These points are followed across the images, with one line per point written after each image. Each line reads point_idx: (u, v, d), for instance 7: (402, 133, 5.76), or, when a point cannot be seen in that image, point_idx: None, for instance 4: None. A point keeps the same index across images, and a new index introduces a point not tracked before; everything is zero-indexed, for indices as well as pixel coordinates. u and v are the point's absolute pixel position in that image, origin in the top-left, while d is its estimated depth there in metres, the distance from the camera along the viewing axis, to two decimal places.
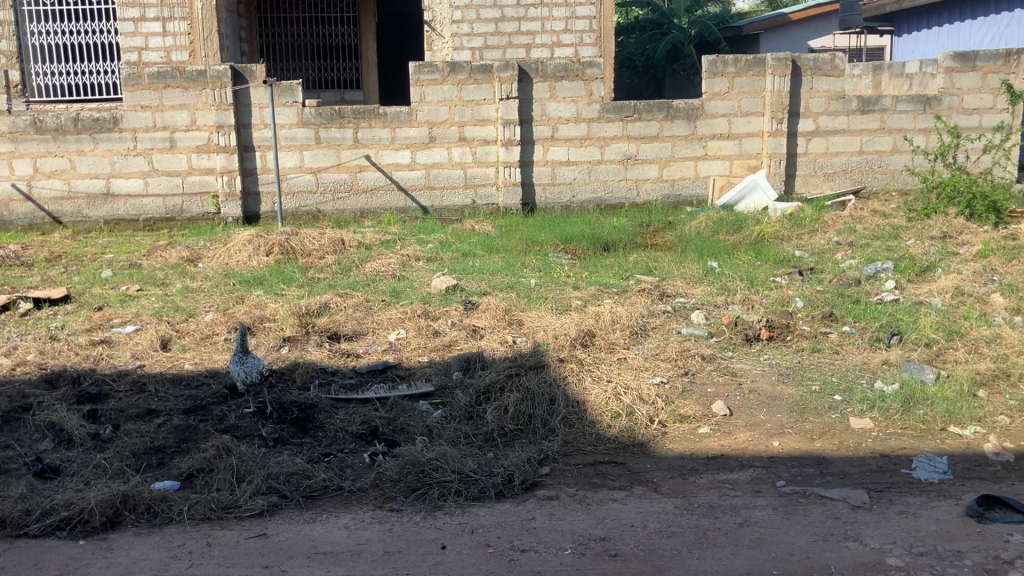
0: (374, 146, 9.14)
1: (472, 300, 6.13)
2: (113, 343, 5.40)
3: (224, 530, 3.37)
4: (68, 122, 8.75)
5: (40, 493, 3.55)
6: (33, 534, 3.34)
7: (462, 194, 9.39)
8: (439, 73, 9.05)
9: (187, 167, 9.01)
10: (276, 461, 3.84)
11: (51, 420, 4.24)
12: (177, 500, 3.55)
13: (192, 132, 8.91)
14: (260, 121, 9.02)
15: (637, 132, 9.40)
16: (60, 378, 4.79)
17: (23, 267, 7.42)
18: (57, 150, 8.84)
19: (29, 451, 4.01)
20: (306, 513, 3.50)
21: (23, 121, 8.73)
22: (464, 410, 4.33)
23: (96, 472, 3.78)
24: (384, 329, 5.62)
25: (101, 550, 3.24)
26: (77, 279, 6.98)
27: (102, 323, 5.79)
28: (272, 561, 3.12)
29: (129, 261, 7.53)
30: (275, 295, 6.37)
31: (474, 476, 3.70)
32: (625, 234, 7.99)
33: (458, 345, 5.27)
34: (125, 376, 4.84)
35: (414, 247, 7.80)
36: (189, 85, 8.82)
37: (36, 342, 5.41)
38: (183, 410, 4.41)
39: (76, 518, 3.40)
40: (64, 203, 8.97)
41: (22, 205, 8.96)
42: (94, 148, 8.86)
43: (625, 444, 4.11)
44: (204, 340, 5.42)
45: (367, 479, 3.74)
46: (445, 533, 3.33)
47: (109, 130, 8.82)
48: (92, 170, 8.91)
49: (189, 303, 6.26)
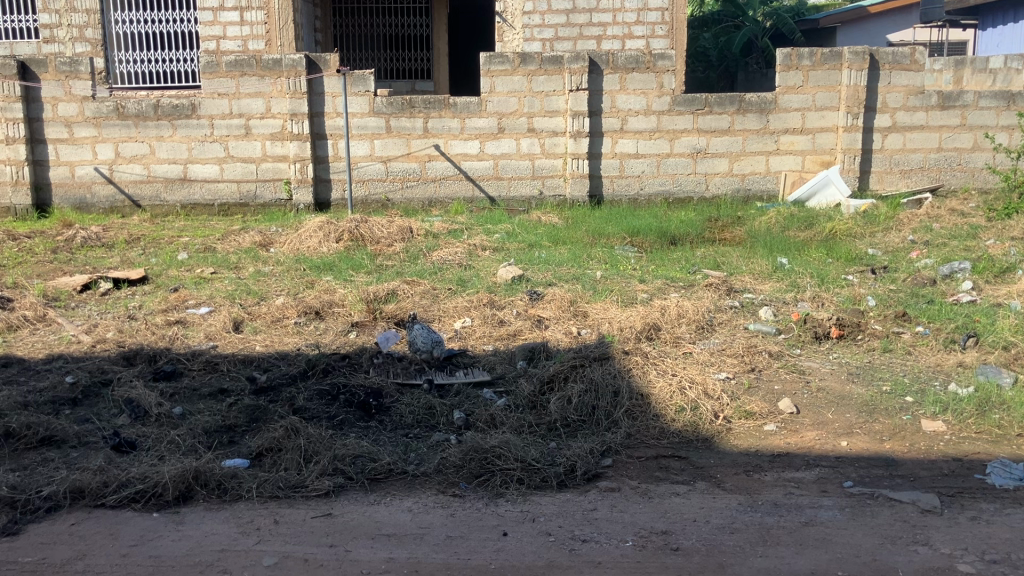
0: (444, 135, 9.21)
1: (537, 291, 6.14)
2: (188, 324, 5.56)
3: (291, 509, 3.45)
4: (149, 108, 9.02)
5: (117, 466, 3.69)
6: (110, 505, 3.47)
7: (529, 185, 9.39)
8: (509, 63, 9.06)
9: (261, 154, 9.18)
10: (342, 443, 3.92)
11: (129, 396, 4.39)
12: (247, 478, 3.65)
13: (267, 119, 9.09)
14: (333, 109, 9.16)
15: (708, 125, 9.29)
16: (137, 355, 4.93)
17: (104, 248, 7.67)
18: (138, 135, 9.11)
19: (106, 425, 4.15)
20: (371, 495, 3.56)
21: (106, 107, 9.03)
22: (527, 400, 4.36)
23: (169, 447, 3.90)
24: (450, 317, 5.67)
25: (173, 523, 3.34)
26: (155, 261, 7.18)
27: (178, 303, 5.95)
28: (337, 540, 3.18)
29: (204, 245, 7.71)
30: (344, 281, 6.48)
31: (536, 465, 3.73)
32: (693, 228, 7.90)
33: (523, 335, 5.30)
34: (199, 355, 4.98)
35: (480, 237, 7.85)
36: (265, 73, 8.99)
37: (115, 321, 5.61)
38: (253, 390, 4.53)
39: (150, 491, 3.52)
40: (142, 187, 9.24)
41: (103, 187, 9.25)
42: (173, 134, 9.11)
43: (689, 439, 4.08)
44: (275, 323, 5.55)
45: (432, 464, 3.79)
46: (507, 520, 3.35)
47: (188, 116, 9.07)
48: (171, 155, 9.16)
49: (260, 287, 6.39)
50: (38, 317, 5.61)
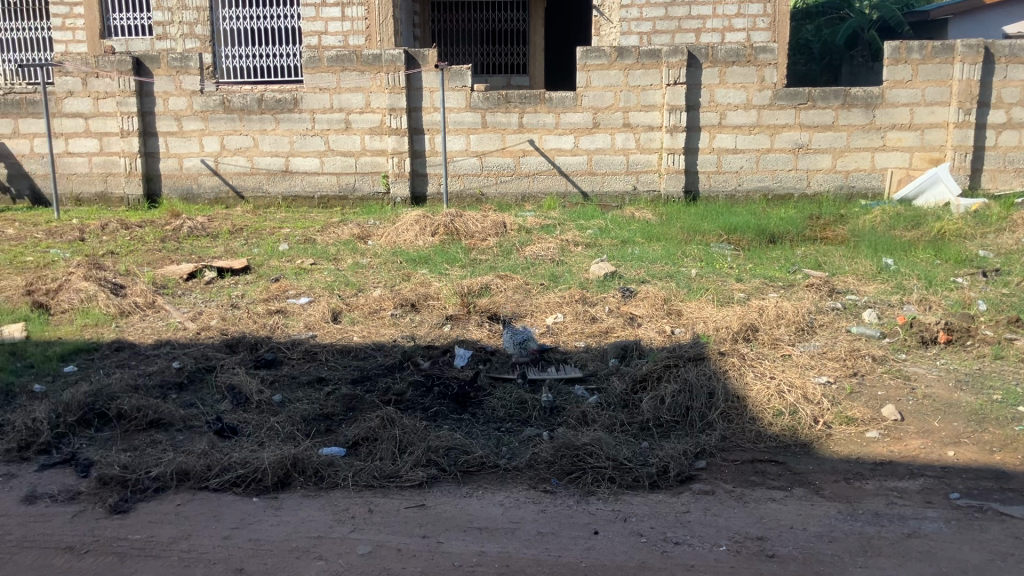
0: (539, 130, 9.20)
1: (631, 288, 6.09)
2: (289, 313, 5.70)
3: (385, 498, 3.50)
4: (253, 102, 9.28)
5: (220, 450, 3.82)
6: (213, 488, 3.59)
7: (623, 180, 9.32)
8: (606, 58, 9.02)
9: (360, 148, 9.35)
10: (435, 435, 3.97)
11: (231, 382, 4.54)
12: (343, 466, 3.72)
13: (366, 114, 9.25)
14: (430, 105, 9.25)
15: (811, 120, 9.04)
16: (239, 343, 5.09)
17: (209, 238, 7.94)
18: (242, 129, 9.38)
19: (210, 410, 4.30)
20: (463, 488, 3.59)
21: (213, 101, 9.32)
22: (620, 399, 4.33)
23: (269, 433, 4.01)
24: (543, 313, 5.66)
25: (272, 507, 3.43)
26: (257, 251, 7.40)
27: (279, 293, 6.11)
28: (430, 532, 3.22)
29: (304, 237, 7.90)
30: (438, 274, 6.54)
31: (629, 464, 3.69)
32: (793, 226, 7.71)
33: (616, 332, 5.26)
34: (299, 345, 5.10)
35: (574, 233, 7.82)
36: (365, 68, 9.14)
37: (220, 309, 5.79)
38: (350, 380, 4.62)
39: (251, 475, 3.63)
40: (246, 179, 9.52)
41: (210, 179, 9.58)
42: (276, 128, 9.36)
43: (786, 443, 3.98)
44: (372, 315, 5.65)
45: (523, 459, 3.79)
46: (599, 519, 3.33)
47: (291, 110, 9.30)
48: (274, 148, 9.41)
49: (358, 278, 6.51)
50: (148, 303, 5.84)
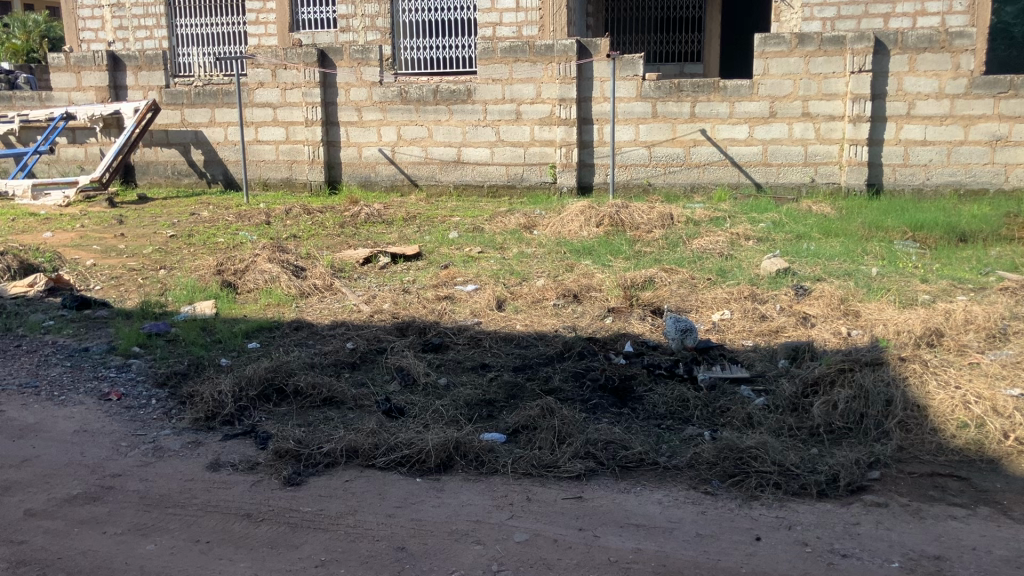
0: (711, 120, 8.99)
1: (804, 286, 5.85)
2: (456, 300, 5.84)
3: (543, 487, 3.53)
4: (429, 93, 9.56)
5: (387, 430, 3.97)
6: (379, 466, 3.73)
7: (800, 172, 8.94)
8: (785, 45, 8.70)
9: (530, 138, 9.45)
10: (595, 428, 3.95)
11: (400, 364, 4.69)
12: (503, 453, 3.78)
13: (537, 104, 9.33)
14: (601, 94, 9.19)
15: (1011, 110, 8.38)
16: (408, 327, 5.25)
17: (383, 225, 8.25)
18: (418, 119, 9.70)
19: (379, 390, 4.46)
20: (622, 483, 3.56)
21: (391, 92, 9.69)
22: (788, 401, 4.16)
23: (434, 416, 4.12)
24: (709, 308, 5.53)
25: (434, 489, 3.53)
26: (428, 239, 7.61)
27: (447, 280, 6.27)
28: (586, 524, 3.21)
29: (472, 225, 8.06)
30: (603, 266, 6.51)
31: (795, 470, 3.55)
32: (987, 224, 7.17)
33: (786, 331, 5.06)
34: (464, 331, 5.21)
35: (744, 226, 7.58)
36: (537, 59, 9.23)
37: (391, 293, 6.01)
38: (513, 368, 4.68)
39: (415, 457, 3.74)
40: (420, 168, 9.82)
41: (387, 167, 9.93)
42: (450, 118, 9.60)
43: (971, 458, 3.71)
44: (536, 304, 5.70)
45: (684, 458, 3.72)
46: (761, 524, 3.22)
47: (464, 101, 9.51)
48: (447, 138, 9.67)
49: (523, 268, 6.58)
50: (325, 286, 6.13)
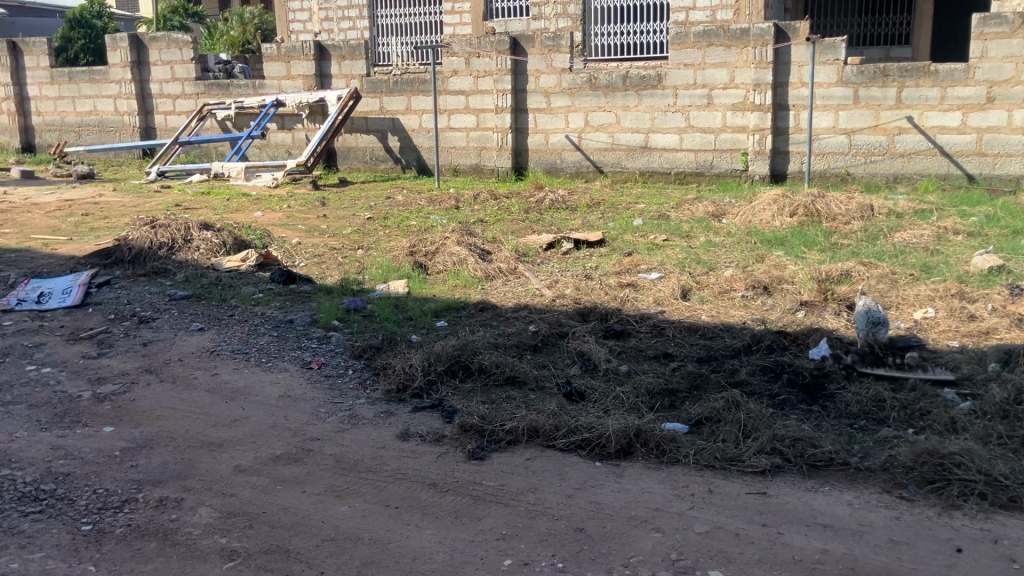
0: (919, 106, 8.61)
1: (1020, 285, 5.41)
2: (639, 287, 5.81)
3: (726, 481, 3.46)
4: (618, 79, 9.73)
5: (568, 413, 4.03)
6: (560, 447, 3.79)
7: (1019, 163, 8.38)
8: (1008, 25, 8.19)
9: (721, 125, 9.43)
10: (783, 424, 3.83)
11: (582, 348, 4.73)
12: (685, 443, 3.74)
13: (730, 89, 9.30)
14: (798, 79, 9.06)
15: None
16: (591, 313, 5.28)
17: (568, 210, 8.32)
18: (606, 104, 9.87)
19: (561, 373, 4.52)
20: (809, 481, 3.44)
21: (580, 78, 9.92)
22: (998, 408, 3.87)
23: (615, 402, 4.13)
24: (911, 306, 5.22)
25: (614, 474, 3.57)
26: (613, 225, 7.60)
27: (631, 267, 6.24)
28: (770, 521, 3.14)
29: (658, 213, 7.99)
30: (795, 257, 6.28)
31: (1004, 481, 3.30)
32: None
33: (998, 334, 4.71)
34: (648, 319, 5.18)
35: (953, 219, 7.10)
36: (731, 42, 9.20)
37: (575, 278, 6.05)
38: (696, 358, 4.61)
39: (595, 441, 3.78)
40: (607, 154, 10.01)
41: (572, 154, 10.20)
42: (638, 104, 9.73)
43: None
44: (722, 295, 5.58)
45: (878, 460, 3.54)
46: (962, 535, 3.02)
47: (654, 87, 9.62)
48: (634, 124, 9.80)
49: (710, 257, 6.46)
50: (510, 269, 6.26)
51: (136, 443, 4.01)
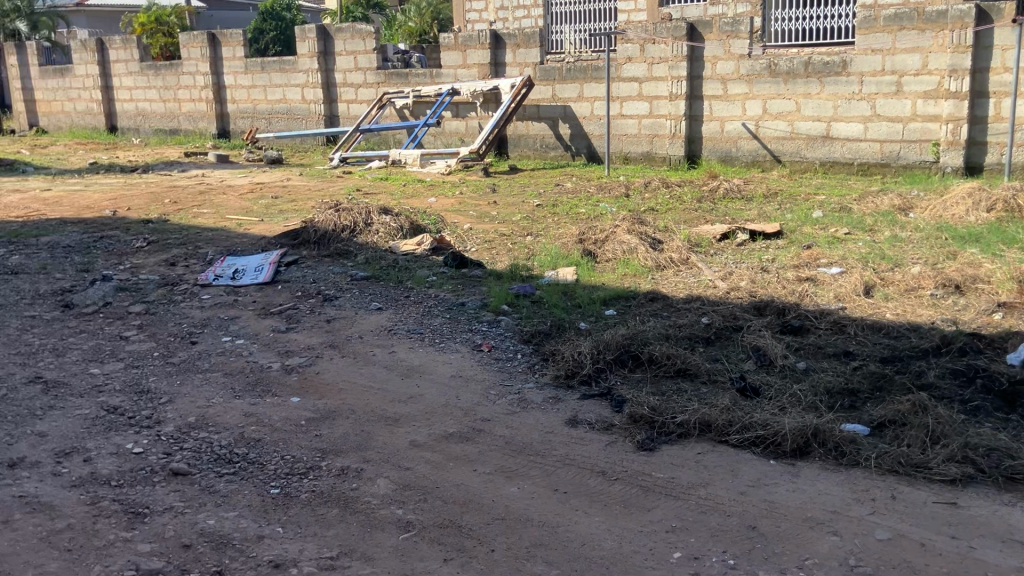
0: None
1: None
2: (818, 282, 5.60)
3: (911, 488, 3.30)
4: (800, 65, 9.43)
5: (742, 409, 3.94)
6: (732, 443, 3.72)
7: None
8: None
9: (911, 113, 8.93)
10: (976, 431, 3.61)
11: (756, 343, 4.61)
12: (866, 446, 3.59)
13: (922, 76, 8.81)
14: (1001, 64, 8.45)
15: None
16: (767, 307, 5.13)
17: (742, 201, 8.10)
18: (786, 92, 9.59)
19: (734, 367, 4.43)
20: (1005, 494, 3.22)
21: (760, 65, 9.67)
22: None
23: (791, 400, 4.01)
24: None
25: (789, 474, 3.47)
26: (790, 217, 7.35)
27: (810, 261, 6.02)
28: (960, 534, 2.97)
29: (839, 205, 7.66)
30: (993, 255, 5.88)
31: None
32: None
33: None
34: (827, 315, 4.98)
35: None
36: (926, 26, 8.71)
37: (749, 271, 5.89)
38: (880, 358, 4.40)
39: (770, 438, 3.69)
40: (785, 143, 9.72)
41: (748, 142, 9.98)
42: (820, 91, 9.39)
43: None
44: (909, 292, 5.30)
45: None
46: None
47: (838, 73, 9.26)
48: (816, 113, 9.45)
49: (896, 253, 6.14)
50: (682, 259, 6.17)
51: (320, 414, 4.23)
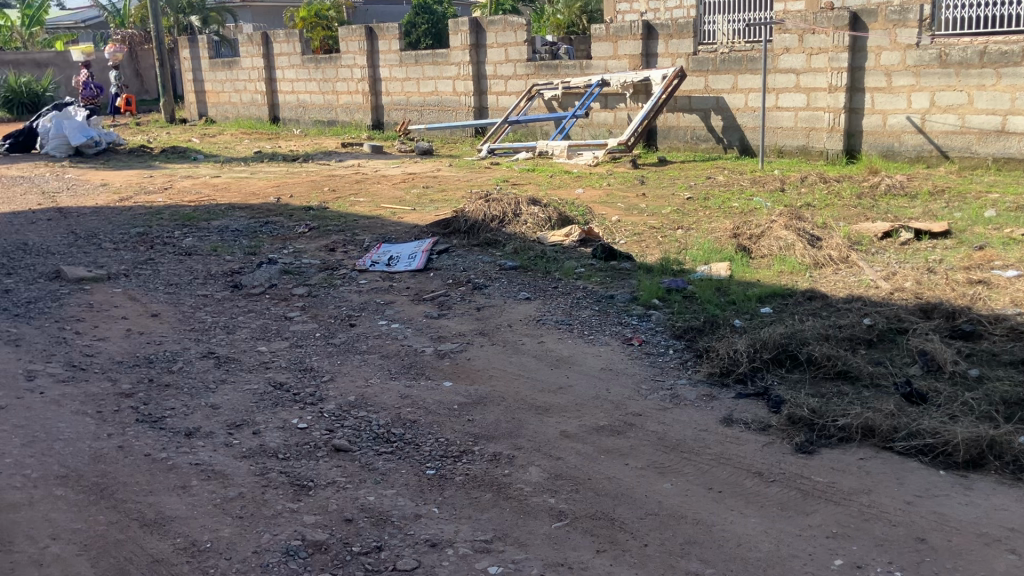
0: None
1: None
2: (992, 285, 5.29)
3: None
4: (974, 55, 8.93)
5: (908, 415, 3.77)
6: (898, 450, 3.57)
7: None
8: None
9: None
10: None
11: (924, 347, 4.40)
12: None
13: None
14: None
15: None
16: (935, 309, 4.89)
17: (907, 198, 7.74)
18: (957, 85, 9.10)
19: (899, 372, 4.25)
20: None
21: (929, 55, 9.22)
22: None
23: (963, 408, 3.81)
24: None
25: (961, 486, 3.30)
26: (960, 215, 6.97)
27: (983, 263, 5.70)
28: None
29: (1015, 204, 7.20)
30: None
31: None
32: None
33: None
34: (1002, 320, 4.70)
35: None
36: None
37: (915, 271, 5.62)
38: None
39: (940, 447, 3.51)
40: (954, 138, 9.22)
41: (913, 137, 9.52)
42: (996, 83, 8.83)
43: None
44: None
45: None
46: None
47: (1017, 64, 8.69)
48: (990, 106, 8.90)
49: None
50: (842, 257, 5.94)
51: (472, 399, 4.31)
